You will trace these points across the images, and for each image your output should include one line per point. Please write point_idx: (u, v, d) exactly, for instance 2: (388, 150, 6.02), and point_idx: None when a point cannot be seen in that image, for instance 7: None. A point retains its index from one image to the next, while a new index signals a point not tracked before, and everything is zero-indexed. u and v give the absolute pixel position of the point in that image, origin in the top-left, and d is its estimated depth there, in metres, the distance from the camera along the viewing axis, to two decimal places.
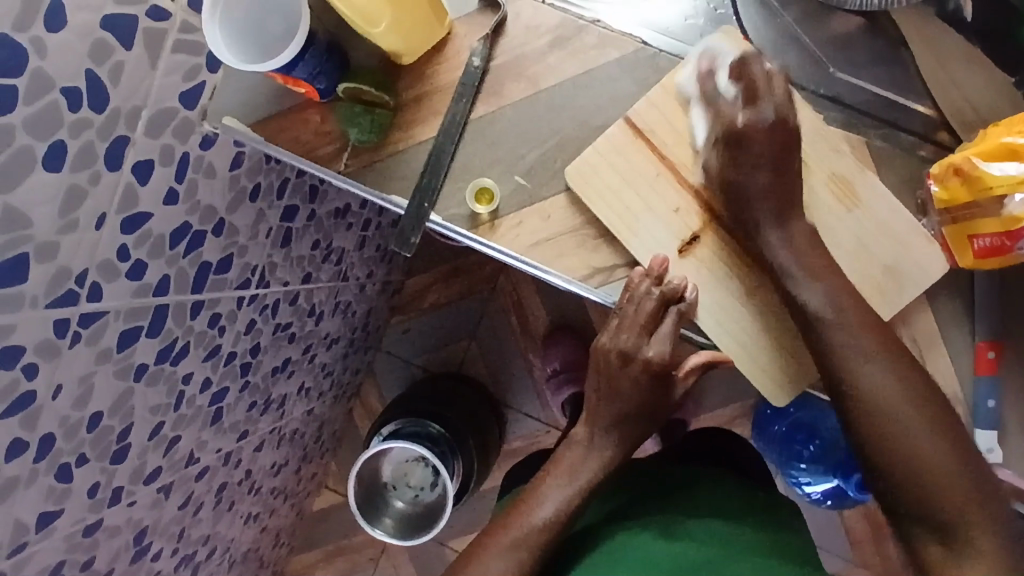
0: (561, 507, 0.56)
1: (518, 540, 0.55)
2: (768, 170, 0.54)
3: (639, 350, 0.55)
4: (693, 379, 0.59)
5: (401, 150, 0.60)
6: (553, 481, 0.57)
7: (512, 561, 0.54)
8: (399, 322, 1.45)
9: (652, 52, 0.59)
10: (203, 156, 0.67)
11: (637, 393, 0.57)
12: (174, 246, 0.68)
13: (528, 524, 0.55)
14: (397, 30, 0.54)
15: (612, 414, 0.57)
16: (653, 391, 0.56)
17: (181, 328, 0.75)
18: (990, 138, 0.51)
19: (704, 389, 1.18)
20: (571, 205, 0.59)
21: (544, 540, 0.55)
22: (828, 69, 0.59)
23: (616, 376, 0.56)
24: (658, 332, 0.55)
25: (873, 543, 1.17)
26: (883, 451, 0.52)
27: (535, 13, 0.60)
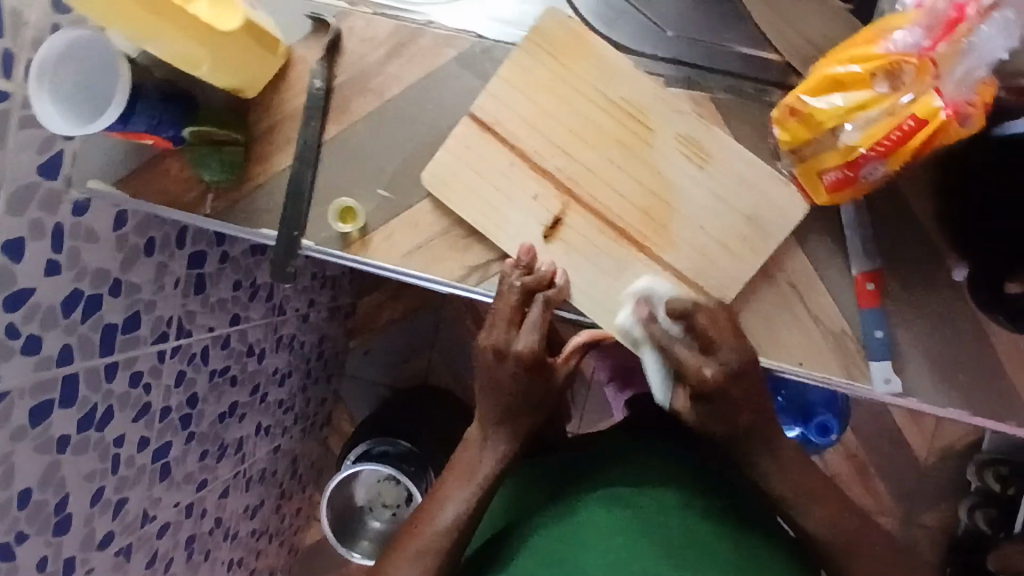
0: (462, 511, 0.55)
1: (424, 547, 0.54)
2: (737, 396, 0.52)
3: (510, 343, 0.55)
4: (574, 360, 0.59)
5: (263, 182, 0.61)
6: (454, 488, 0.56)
7: (420, 570, 0.53)
8: (357, 345, 1.45)
9: (489, 44, 0.59)
10: (79, 223, 0.67)
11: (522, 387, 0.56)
12: (69, 315, 0.68)
13: (432, 529, 0.55)
14: (223, 67, 0.54)
15: (503, 409, 0.57)
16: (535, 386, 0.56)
17: (100, 392, 0.75)
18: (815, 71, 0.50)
19: None
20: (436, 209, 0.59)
21: (447, 544, 0.54)
22: (665, 32, 0.59)
23: (500, 373, 0.56)
24: (532, 321, 0.55)
25: None
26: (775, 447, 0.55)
27: (369, 25, 0.60)
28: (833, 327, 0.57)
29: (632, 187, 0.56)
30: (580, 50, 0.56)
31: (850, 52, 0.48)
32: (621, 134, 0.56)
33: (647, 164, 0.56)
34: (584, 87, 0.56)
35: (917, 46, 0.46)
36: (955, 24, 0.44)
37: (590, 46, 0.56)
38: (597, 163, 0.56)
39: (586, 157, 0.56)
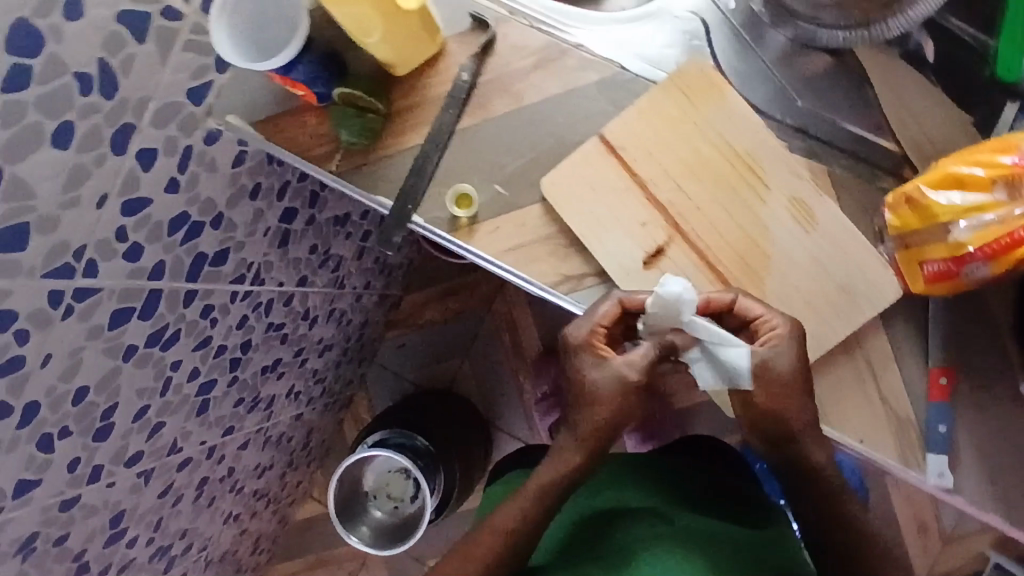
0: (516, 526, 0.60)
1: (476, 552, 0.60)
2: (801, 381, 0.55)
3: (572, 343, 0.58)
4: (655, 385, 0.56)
5: (390, 154, 0.64)
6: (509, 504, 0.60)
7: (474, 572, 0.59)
8: (394, 336, 1.47)
9: (631, 76, 0.62)
10: (205, 151, 0.71)
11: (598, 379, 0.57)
12: (172, 234, 0.72)
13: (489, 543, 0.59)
14: (390, 43, 0.58)
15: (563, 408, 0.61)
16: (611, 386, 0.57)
17: (174, 314, 0.78)
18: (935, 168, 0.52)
19: None
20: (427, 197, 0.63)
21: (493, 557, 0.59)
22: (795, 100, 0.62)
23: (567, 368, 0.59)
24: (593, 317, 0.57)
25: None
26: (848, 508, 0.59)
27: (523, 34, 0.64)
28: (898, 412, 0.59)
29: (736, 235, 0.59)
30: (714, 99, 0.59)
31: (973, 156, 0.51)
32: (737, 184, 0.59)
33: (755, 218, 0.58)
34: (711, 134, 0.59)
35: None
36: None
37: (725, 98, 0.59)
38: (707, 205, 0.59)
39: (699, 197, 0.59)
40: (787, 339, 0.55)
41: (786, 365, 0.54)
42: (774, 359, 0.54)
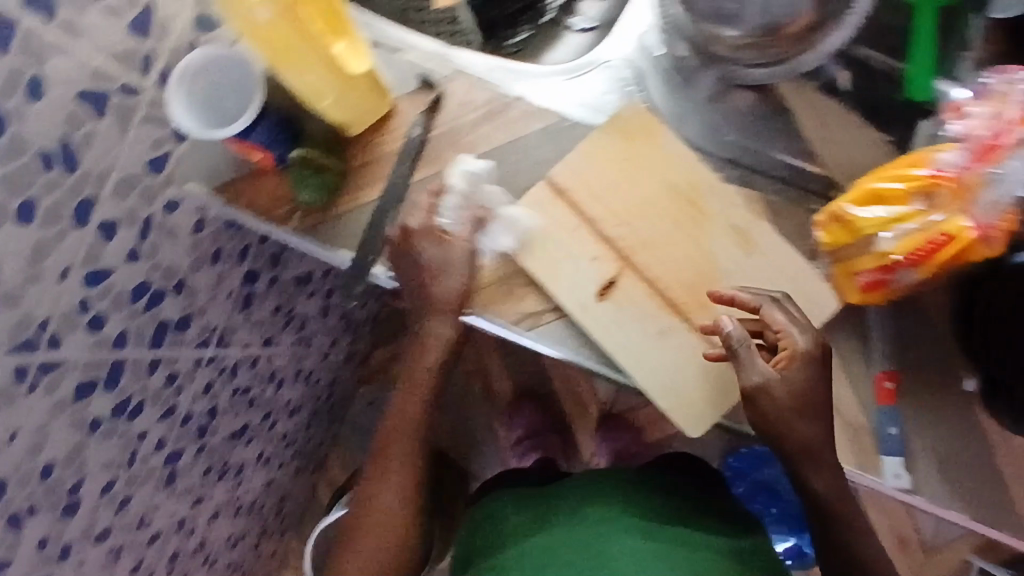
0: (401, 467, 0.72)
1: None
2: (809, 398, 0.61)
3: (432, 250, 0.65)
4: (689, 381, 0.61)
5: (348, 210, 0.67)
6: None
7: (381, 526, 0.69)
8: (364, 392, 1.47)
9: (571, 123, 0.66)
10: (166, 219, 0.72)
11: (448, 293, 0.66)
12: (134, 302, 0.73)
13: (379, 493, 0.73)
14: (342, 103, 0.62)
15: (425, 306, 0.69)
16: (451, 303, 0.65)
17: (138, 384, 0.78)
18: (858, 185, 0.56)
19: None
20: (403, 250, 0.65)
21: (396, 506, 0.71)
22: (725, 135, 0.66)
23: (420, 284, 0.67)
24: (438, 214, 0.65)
25: None
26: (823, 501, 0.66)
27: (469, 91, 0.68)
28: (847, 415, 0.63)
29: (683, 263, 0.62)
30: (650, 138, 0.64)
31: (890, 171, 0.55)
32: (680, 215, 0.62)
33: (698, 245, 0.62)
34: (650, 171, 0.63)
35: (953, 171, 0.52)
36: (989, 154, 0.51)
37: (661, 136, 0.63)
38: (653, 237, 0.62)
39: (645, 230, 0.63)
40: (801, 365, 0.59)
41: (788, 394, 0.60)
42: (774, 385, 0.60)
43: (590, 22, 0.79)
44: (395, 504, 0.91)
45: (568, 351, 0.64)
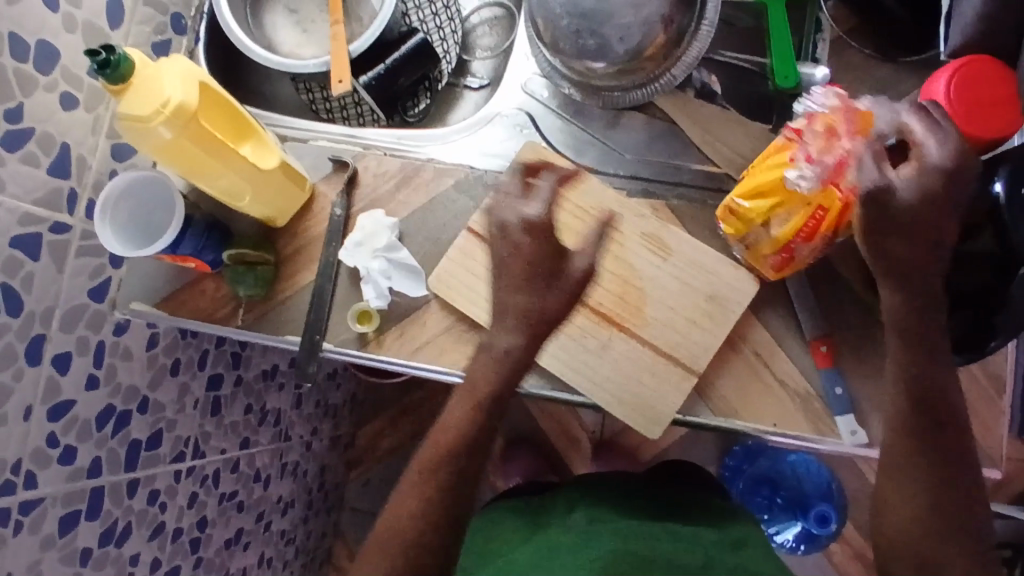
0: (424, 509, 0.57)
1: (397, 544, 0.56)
2: (929, 214, 0.51)
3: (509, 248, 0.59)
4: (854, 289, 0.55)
5: (288, 296, 0.69)
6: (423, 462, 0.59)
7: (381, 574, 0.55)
8: (358, 474, 1.47)
9: (480, 172, 0.71)
10: (118, 341, 0.74)
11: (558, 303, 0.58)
12: (101, 428, 0.74)
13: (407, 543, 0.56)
14: (262, 200, 0.65)
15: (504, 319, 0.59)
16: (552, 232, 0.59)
17: (121, 508, 0.78)
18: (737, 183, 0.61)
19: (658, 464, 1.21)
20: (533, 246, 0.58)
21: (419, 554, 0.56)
22: (622, 154, 0.71)
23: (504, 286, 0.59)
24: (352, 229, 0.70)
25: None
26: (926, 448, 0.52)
27: (381, 163, 0.71)
28: (798, 389, 0.65)
29: (609, 278, 0.65)
30: (552, 169, 0.68)
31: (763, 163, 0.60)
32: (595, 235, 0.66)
33: (616, 259, 0.66)
34: (560, 200, 0.67)
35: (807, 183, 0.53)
36: (833, 136, 0.53)
37: (563, 167, 0.68)
38: None
39: None
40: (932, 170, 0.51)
41: (916, 192, 0.51)
42: (896, 189, 0.51)
43: (483, 79, 0.84)
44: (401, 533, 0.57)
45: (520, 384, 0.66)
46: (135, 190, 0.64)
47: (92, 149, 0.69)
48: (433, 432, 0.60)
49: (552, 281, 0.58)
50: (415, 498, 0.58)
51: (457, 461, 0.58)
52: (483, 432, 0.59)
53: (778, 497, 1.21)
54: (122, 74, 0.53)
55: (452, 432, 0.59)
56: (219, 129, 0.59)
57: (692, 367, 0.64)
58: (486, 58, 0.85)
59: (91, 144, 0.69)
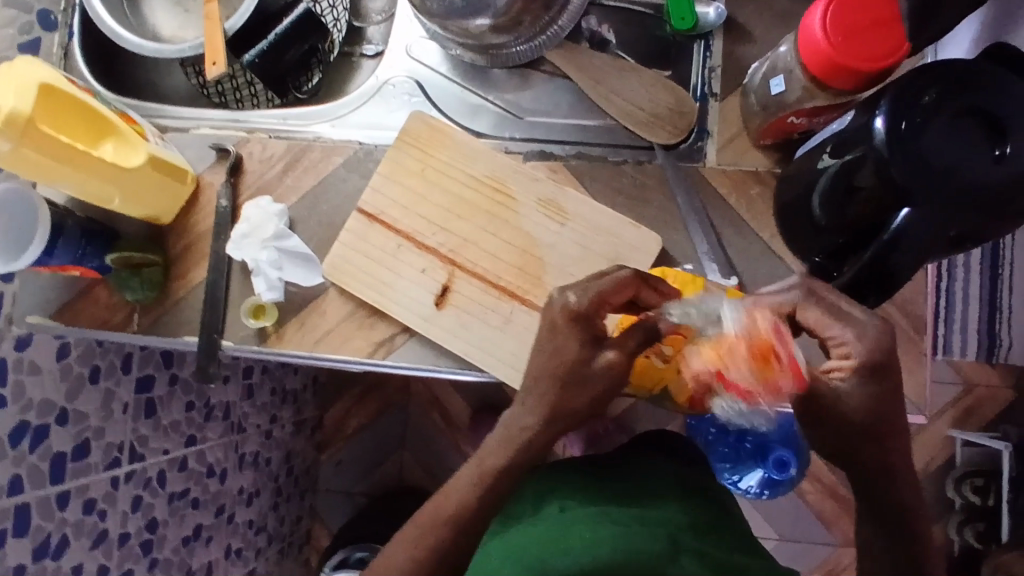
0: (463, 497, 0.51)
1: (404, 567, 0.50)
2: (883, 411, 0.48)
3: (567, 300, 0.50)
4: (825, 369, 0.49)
5: (182, 296, 0.67)
6: (455, 479, 0.53)
7: None
8: (330, 456, 1.47)
9: (370, 148, 0.67)
10: (22, 356, 0.72)
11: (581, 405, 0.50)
12: (17, 446, 0.72)
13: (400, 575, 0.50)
14: (134, 200, 0.62)
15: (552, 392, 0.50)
16: (599, 314, 0.50)
17: (53, 521, 0.77)
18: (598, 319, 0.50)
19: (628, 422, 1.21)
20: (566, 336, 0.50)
21: None
22: (519, 116, 0.68)
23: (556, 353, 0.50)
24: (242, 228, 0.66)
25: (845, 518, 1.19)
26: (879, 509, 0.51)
27: (265, 147, 0.68)
28: None
29: (506, 249, 0.63)
30: (437, 139, 0.65)
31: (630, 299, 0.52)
32: (490, 205, 0.63)
33: (513, 228, 0.63)
34: (449, 171, 0.64)
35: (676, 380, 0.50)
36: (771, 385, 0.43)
37: (451, 136, 0.65)
38: (472, 234, 0.63)
39: (461, 229, 0.63)
40: (866, 369, 0.47)
41: (865, 393, 0.47)
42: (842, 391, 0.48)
43: (378, 45, 0.79)
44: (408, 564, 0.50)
45: (426, 366, 0.64)
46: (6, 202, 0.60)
47: None
48: (435, 497, 0.53)
49: (575, 384, 0.50)
50: (412, 552, 0.51)
51: (466, 526, 0.51)
52: (489, 502, 0.51)
53: (746, 441, 1.16)
54: None
55: (456, 499, 0.52)
56: (72, 132, 0.55)
57: None
58: (380, 22, 0.80)
59: None
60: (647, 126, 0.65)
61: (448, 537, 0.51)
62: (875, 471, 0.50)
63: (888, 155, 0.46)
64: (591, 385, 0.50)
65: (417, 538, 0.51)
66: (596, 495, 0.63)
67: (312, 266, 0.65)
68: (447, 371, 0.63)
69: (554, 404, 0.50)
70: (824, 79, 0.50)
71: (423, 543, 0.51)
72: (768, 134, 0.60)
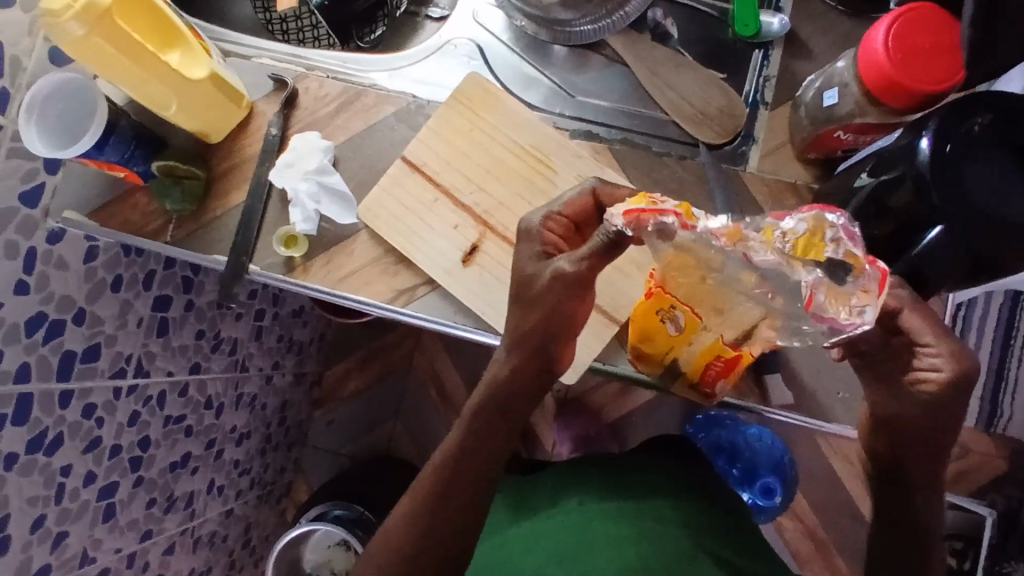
0: (460, 441, 0.53)
1: (413, 512, 0.51)
2: (937, 423, 0.50)
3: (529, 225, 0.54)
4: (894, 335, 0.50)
5: (219, 215, 0.68)
6: (452, 432, 0.54)
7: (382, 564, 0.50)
8: (322, 415, 1.48)
9: (422, 102, 0.69)
10: (51, 250, 0.72)
11: (530, 322, 0.52)
12: (31, 335, 0.72)
13: (407, 519, 0.51)
14: (188, 110, 0.63)
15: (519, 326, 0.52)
16: (547, 228, 0.53)
17: (51, 417, 0.77)
18: (546, 232, 0.53)
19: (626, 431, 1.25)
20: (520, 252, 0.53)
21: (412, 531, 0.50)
22: (572, 95, 0.69)
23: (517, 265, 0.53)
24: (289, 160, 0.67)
25: (822, 560, 1.18)
26: (900, 516, 0.52)
27: (321, 86, 0.69)
28: None
29: None
30: (488, 101, 0.66)
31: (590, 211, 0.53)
32: (529, 173, 0.64)
33: (548, 199, 0.64)
34: (495, 134, 0.66)
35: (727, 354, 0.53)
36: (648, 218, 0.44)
37: (502, 102, 0.66)
38: (508, 199, 0.64)
39: (498, 192, 0.64)
40: (949, 383, 0.49)
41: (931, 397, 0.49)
42: (916, 388, 0.50)
43: (444, 9, 0.79)
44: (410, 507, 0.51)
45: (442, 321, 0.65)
46: (65, 92, 0.62)
47: (27, 51, 0.65)
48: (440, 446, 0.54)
49: (523, 296, 0.52)
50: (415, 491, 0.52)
51: (462, 464, 0.52)
52: (488, 444, 0.52)
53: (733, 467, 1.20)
54: None
55: (452, 445, 0.53)
56: (144, 32, 0.57)
57: (613, 315, 0.62)
58: None
59: (26, 45, 0.65)
60: (693, 123, 0.66)
61: (446, 476, 0.51)
62: (901, 469, 0.52)
63: (929, 176, 0.47)
64: (537, 301, 0.51)
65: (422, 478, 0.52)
66: (606, 489, 0.67)
67: (348, 205, 0.67)
68: (462, 329, 0.64)
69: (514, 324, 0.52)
70: (877, 95, 0.51)
71: (422, 489, 0.51)
72: (812, 148, 0.61)
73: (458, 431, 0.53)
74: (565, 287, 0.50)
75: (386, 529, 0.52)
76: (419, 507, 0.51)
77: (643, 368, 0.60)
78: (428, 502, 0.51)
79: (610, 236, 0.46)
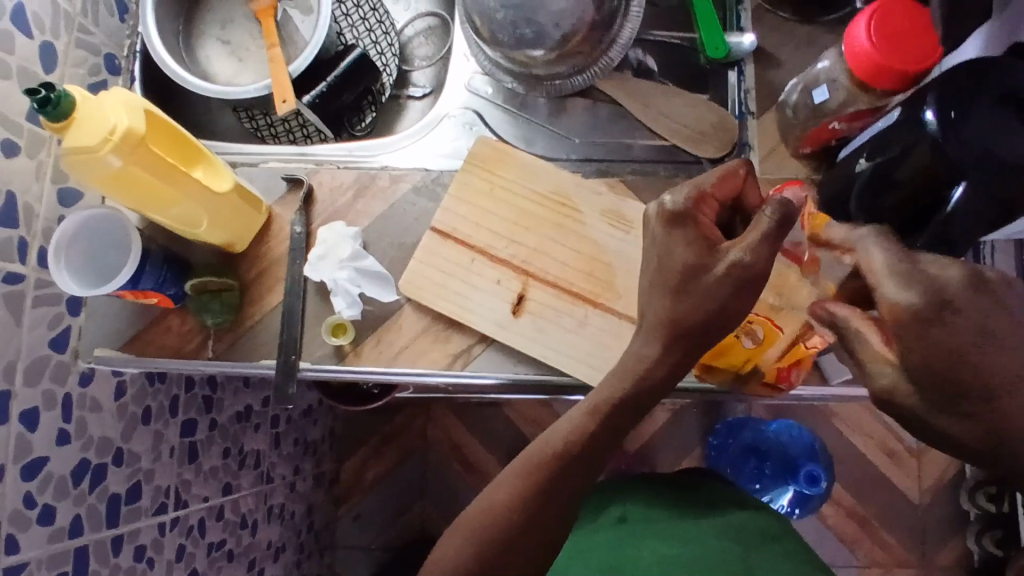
0: (574, 435, 0.51)
1: (514, 502, 0.49)
2: None
3: (676, 208, 0.51)
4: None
5: (259, 319, 0.68)
6: (570, 420, 0.52)
7: (472, 550, 0.48)
8: (347, 510, 1.44)
9: (436, 173, 0.71)
10: (85, 393, 0.70)
11: (692, 315, 0.50)
12: (78, 484, 0.69)
13: (509, 509, 0.49)
14: (217, 224, 0.64)
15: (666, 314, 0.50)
16: (699, 209, 0.51)
17: (108, 568, 0.72)
18: (696, 211, 0.51)
19: (654, 454, 1.26)
20: (664, 241, 0.52)
21: (512, 524, 0.49)
22: (573, 139, 0.73)
23: (669, 253, 0.51)
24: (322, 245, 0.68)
25: (871, 539, 1.20)
26: None
27: (335, 177, 0.71)
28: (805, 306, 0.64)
29: (574, 257, 0.66)
30: (501, 159, 0.69)
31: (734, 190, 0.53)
32: (556, 218, 0.68)
33: (579, 238, 0.67)
34: (514, 188, 0.69)
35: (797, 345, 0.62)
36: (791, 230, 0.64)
37: (515, 157, 0.69)
38: (541, 244, 0.67)
39: (530, 240, 0.67)
40: None
41: None
42: None
43: (424, 87, 0.86)
44: (515, 498, 0.49)
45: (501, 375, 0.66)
46: (90, 229, 0.63)
47: (39, 198, 0.65)
48: (535, 443, 0.53)
49: (686, 286, 0.50)
50: (508, 493, 0.50)
51: (564, 468, 0.51)
52: (593, 441, 0.51)
53: (766, 466, 1.17)
54: (64, 111, 0.50)
55: (566, 435, 0.51)
56: (170, 153, 0.58)
57: None
58: (424, 67, 0.87)
59: (36, 191, 0.65)
60: (693, 142, 0.71)
61: (544, 482, 0.50)
62: None
63: (942, 141, 0.52)
64: (690, 293, 0.49)
65: (517, 478, 0.50)
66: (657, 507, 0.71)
67: (387, 283, 0.68)
68: (526, 377, 0.65)
69: (670, 312, 0.50)
70: (874, 81, 0.57)
71: (530, 481, 0.50)
72: (808, 143, 0.67)
73: (577, 424, 0.52)
74: (740, 279, 0.48)
75: (481, 515, 0.49)
76: (522, 497, 0.49)
77: (710, 377, 0.63)
78: (535, 492, 0.50)
79: (784, 215, 0.46)
